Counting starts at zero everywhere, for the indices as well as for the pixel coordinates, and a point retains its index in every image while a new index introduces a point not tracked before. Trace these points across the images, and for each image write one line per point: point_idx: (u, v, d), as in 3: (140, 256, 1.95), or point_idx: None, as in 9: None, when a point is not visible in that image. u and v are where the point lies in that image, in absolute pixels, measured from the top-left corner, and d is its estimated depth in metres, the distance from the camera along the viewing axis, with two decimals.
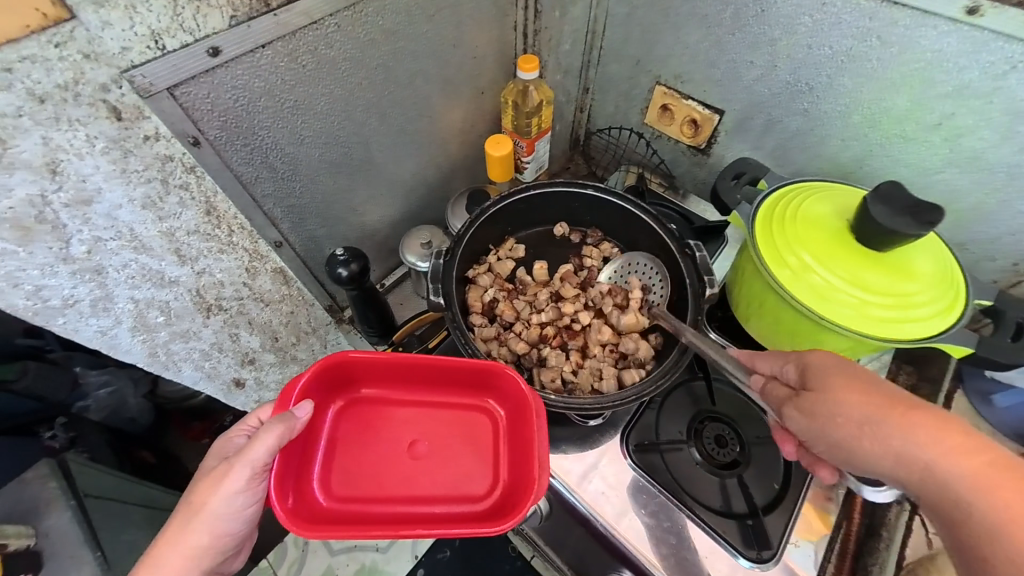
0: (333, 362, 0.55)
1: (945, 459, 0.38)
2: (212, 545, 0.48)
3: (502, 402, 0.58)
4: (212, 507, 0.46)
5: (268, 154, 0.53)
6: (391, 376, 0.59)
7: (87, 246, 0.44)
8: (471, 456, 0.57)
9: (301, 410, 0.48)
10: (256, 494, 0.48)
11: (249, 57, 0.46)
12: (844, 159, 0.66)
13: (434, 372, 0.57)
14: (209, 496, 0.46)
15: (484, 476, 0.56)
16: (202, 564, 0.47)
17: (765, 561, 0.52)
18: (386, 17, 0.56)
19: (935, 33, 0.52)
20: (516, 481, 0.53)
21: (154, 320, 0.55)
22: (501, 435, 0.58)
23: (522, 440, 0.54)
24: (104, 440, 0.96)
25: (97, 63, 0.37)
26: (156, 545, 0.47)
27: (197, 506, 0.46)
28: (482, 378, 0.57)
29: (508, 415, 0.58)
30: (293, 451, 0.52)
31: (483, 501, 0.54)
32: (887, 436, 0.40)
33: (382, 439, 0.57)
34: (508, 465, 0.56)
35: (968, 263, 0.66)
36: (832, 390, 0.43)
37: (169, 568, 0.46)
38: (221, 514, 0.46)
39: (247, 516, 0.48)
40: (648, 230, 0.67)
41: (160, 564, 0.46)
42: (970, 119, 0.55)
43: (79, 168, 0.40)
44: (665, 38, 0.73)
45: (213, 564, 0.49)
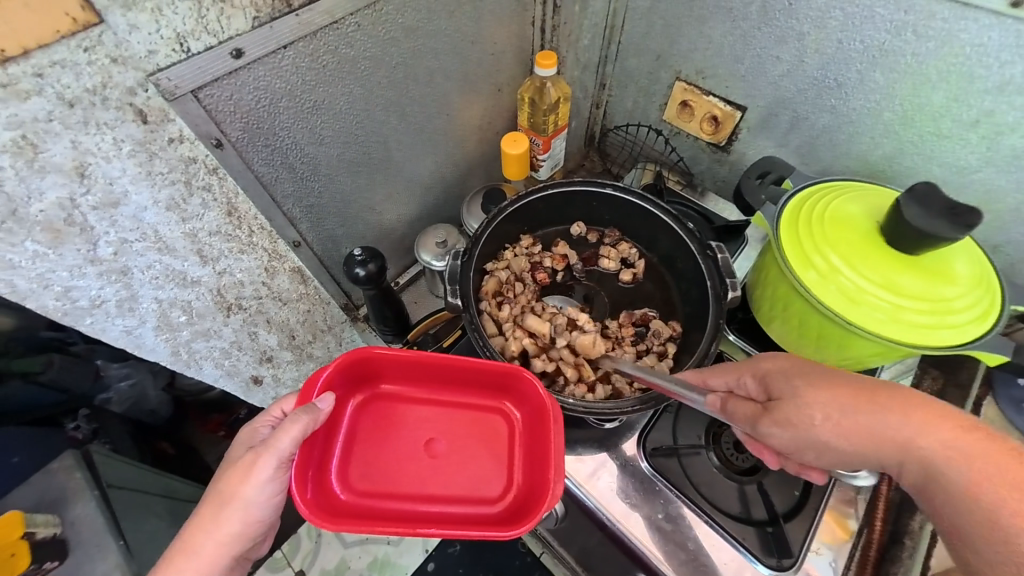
0: (356, 357, 0.55)
1: (915, 431, 0.40)
2: (245, 532, 0.48)
3: (520, 406, 0.58)
4: (244, 494, 0.46)
5: (289, 154, 0.53)
6: (411, 374, 0.59)
7: (114, 247, 0.45)
8: (486, 457, 0.57)
9: (325, 402, 0.49)
10: (284, 482, 0.48)
11: (272, 58, 0.46)
12: (873, 157, 0.64)
13: (454, 371, 0.57)
14: (239, 485, 0.46)
15: (499, 479, 0.55)
16: (234, 550, 0.48)
17: (785, 570, 0.51)
18: (406, 15, 0.55)
19: (976, 27, 0.50)
20: (532, 487, 0.52)
21: (177, 319, 0.55)
22: (517, 439, 0.57)
23: (540, 444, 0.54)
24: (127, 432, 0.96)
25: (125, 66, 0.37)
26: (188, 532, 0.47)
27: (228, 494, 0.46)
28: (502, 380, 0.57)
29: (526, 418, 0.57)
30: (313, 442, 0.53)
31: (497, 505, 0.53)
32: (859, 425, 0.41)
33: (399, 437, 0.57)
34: (523, 467, 0.55)
35: (1002, 265, 0.64)
36: (804, 391, 0.44)
37: (204, 553, 0.47)
38: (252, 502, 0.47)
39: (277, 503, 0.49)
40: (668, 230, 0.66)
41: (194, 550, 0.47)
42: (1011, 116, 0.53)
43: (107, 171, 0.40)
44: (688, 33, 0.71)
45: (246, 549, 0.50)
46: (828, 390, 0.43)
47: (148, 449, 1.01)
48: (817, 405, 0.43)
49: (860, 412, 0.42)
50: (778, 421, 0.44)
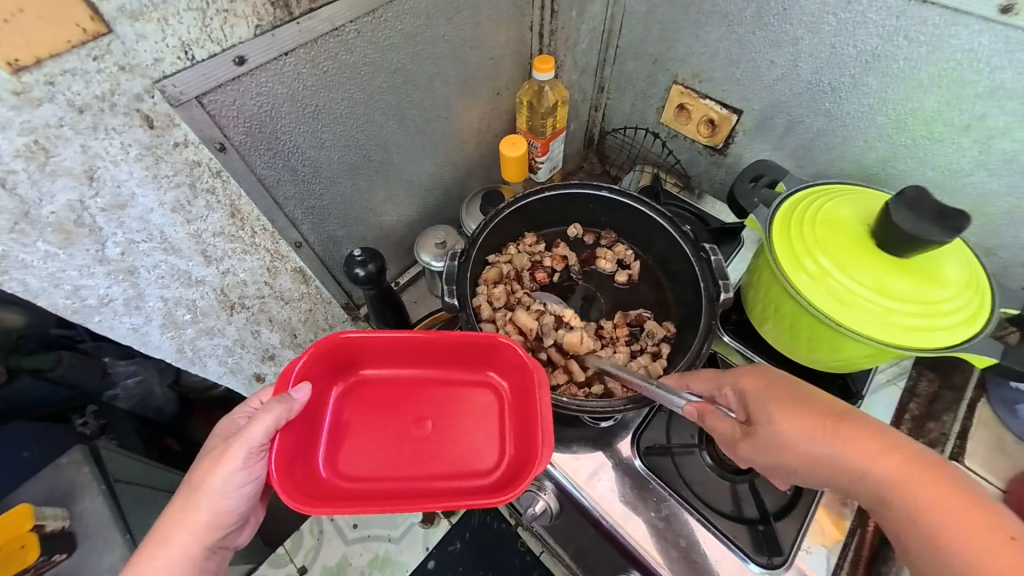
0: (333, 343, 0.56)
1: (879, 468, 0.39)
2: (214, 521, 0.49)
3: (505, 376, 0.59)
4: (212, 484, 0.48)
5: (290, 157, 0.55)
6: (394, 357, 0.60)
7: (121, 247, 0.46)
8: (477, 433, 0.58)
9: (299, 393, 0.50)
10: (255, 472, 0.49)
11: (274, 64, 0.47)
12: (868, 160, 0.65)
13: (437, 350, 0.59)
14: (209, 474, 0.48)
15: (491, 451, 0.57)
16: (206, 538, 0.49)
17: (776, 567, 0.52)
18: (405, 21, 0.56)
19: (967, 32, 0.50)
20: (523, 452, 0.54)
21: (182, 318, 0.57)
22: (506, 408, 0.59)
23: (527, 413, 0.55)
24: (133, 427, 0.94)
25: (132, 74, 0.39)
26: (161, 521, 0.49)
27: (198, 483, 0.48)
28: (482, 355, 0.59)
29: (512, 388, 0.59)
30: (298, 431, 0.54)
31: (492, 474, 0.55)
32: (822, 459, 0.41)
33: (389, 419, 0.59)
34: (513, 437, 0.57)
35: (996, 268, 0.64)
36: (774, 418, 0.43)
37: (175, 543, 0.48)
38: (220, 491, 0.48)
39: (246, 492, 0.50)
40: (663, 233, 0.67)
41: (166, 539, 0.48)
42: (1004, 120, 0.53)
43: (115, 174, 0.42)
44: (684, 36, 0.72)
45: (220, 538, 0.51)
46: (794, 421, 0.42)
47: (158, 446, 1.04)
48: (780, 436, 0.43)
49: (824, 447, 0.41)
50: (753, 444, 0.44)
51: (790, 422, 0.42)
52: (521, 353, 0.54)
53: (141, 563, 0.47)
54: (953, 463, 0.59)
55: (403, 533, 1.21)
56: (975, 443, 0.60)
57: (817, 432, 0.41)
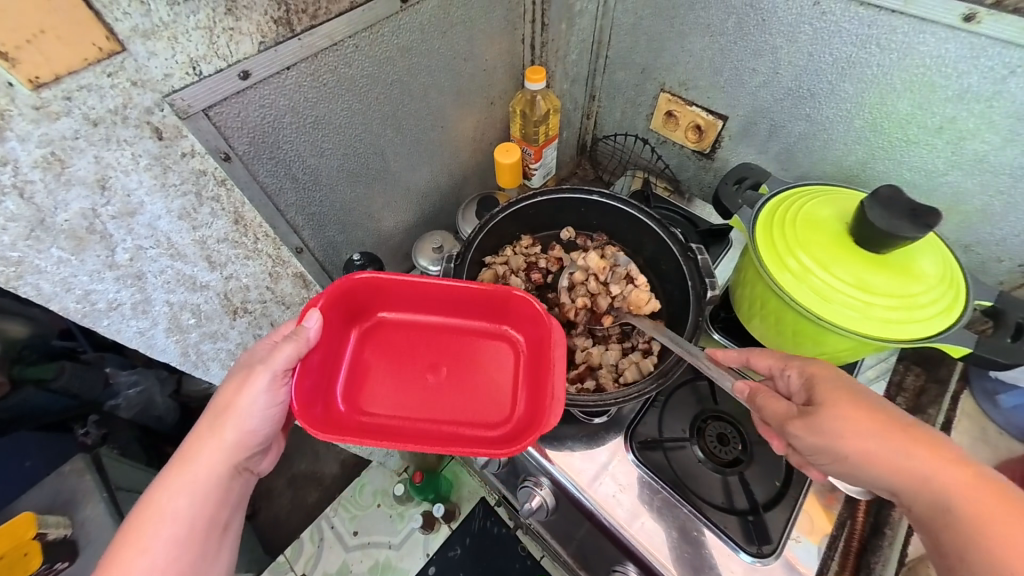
0: (351, 285, 0.57)
1: (937, 472, 0.41)
2: (241, 441, 0.50)
3: (521, 330, 0.62)
4: (239, 404, 0.49)
5: (292, 166, 0.57)
6: (413, 304, 0.62)
7: (130, 254, 0.48)
8: (490, 381, 0.61)
9: (311, 321, 0.52)
10: (278, 397, 0.51)
11: (276, 78, 0.50)
12: (848, 162, 0.67)
13: (456, 299, 0.61)
14: (235, 395, 0.49)
15: (504, 403, 0.59)
16: (233, 458, 0.50)
17: (766, 556, 0.53)
18: (400, 35, 0.59)
19: (935, 40, 0.53)
20: (535, 404, 0.56)
21: (187, 322, 0.59)
22: (521, 362, 0.61)
23: (542, 367, 0.57)
24: (133, 436, 1.03)
25: (143, 88, 0.41)
26: (186, 441, 0.50)
27: (225, 405, 0.49)
28: (502, 308, 0.60)
29: (526, 341, 0.61)
30: (318, 367, 0.56)
31: (504, 424, 0.57)
32: (882, 456, 0.42)
33: (407, 363, 0.61)
34: (525, 389, 0.60)
35: (975, 264, 0.66)
36: (837, 408, 0.44)
37: (202, 461, 0.49)
38: (247, 412, 0.50)
39: (271, 414, 0.52)
40: (653, 235, 0.69)
41: (191, 457, 0.49)
42: (973, 122, 0.55)
43: (125, 183, 0.44)
44: (670, 47, 0.74)
45: (245, 460, 0.52)
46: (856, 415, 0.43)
47: (155, 454, 1.08)
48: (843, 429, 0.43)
49: (884, 443, 0.42)
50: (806, 426, 0.44)
51: (854, 418, 0.43)
52: (537, 305, 0.57)
53: (167, 480, 0.48)
54: None
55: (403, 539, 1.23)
56: (959, 433, 0.62)
57: (881, 430, 0.42)
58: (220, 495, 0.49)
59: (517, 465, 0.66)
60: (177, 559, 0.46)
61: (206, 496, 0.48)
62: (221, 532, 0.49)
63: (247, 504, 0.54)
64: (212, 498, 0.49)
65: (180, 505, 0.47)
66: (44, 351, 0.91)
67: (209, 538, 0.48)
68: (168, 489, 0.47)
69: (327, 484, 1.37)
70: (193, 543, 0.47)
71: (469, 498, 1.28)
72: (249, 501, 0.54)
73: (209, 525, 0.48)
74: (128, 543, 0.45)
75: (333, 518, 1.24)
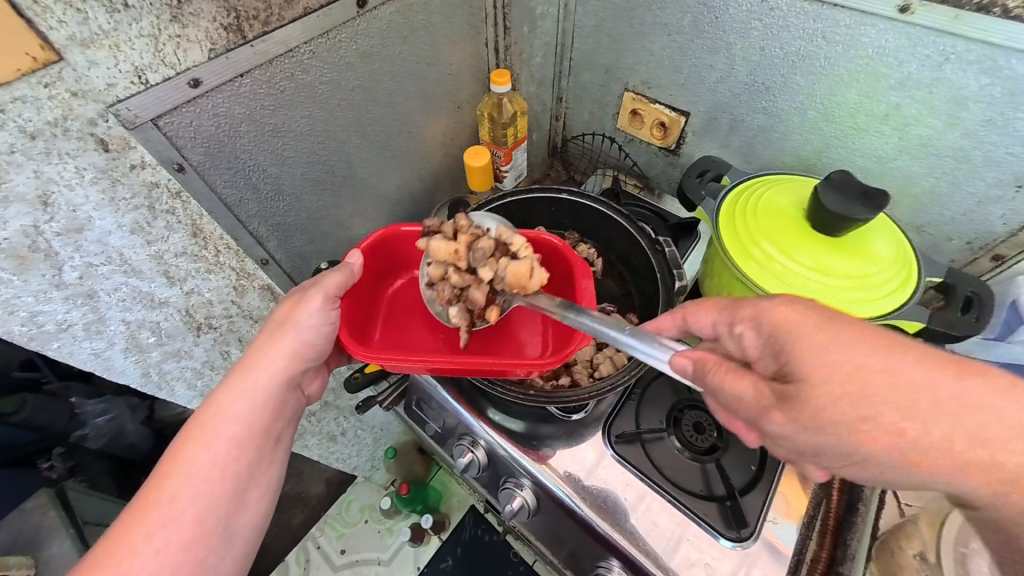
0: (388, 234, 0.62)
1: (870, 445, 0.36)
2: (299, 352, 0.53)
3: (544, 274, 0.67)
4: (297, 318, 0.52)
5: (252, 175, 0.55)
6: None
7: (79, 272, 0.46)
8: (519, 320, 0.66)
9: (353, 256, 0.56)
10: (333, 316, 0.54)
11: (230, 86, 0.48)
12: (804, 152, 0.69)
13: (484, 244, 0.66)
14: (294, 310, 0.52)
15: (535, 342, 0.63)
16: (292, 369, 0.53)
17: (745, 540, 0.54)
18: (360, 41, 0.59)
19: (875, 31, 0.55)
20: (564, 333, 0.60)
21: (146, 340, 0.57)
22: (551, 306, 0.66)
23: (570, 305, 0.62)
24: (104, 467, 1.03)
25: (85, 99, 0.40)
26: (249, 350, 0.52)
27: (285, 318, 0.52)
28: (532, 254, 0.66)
29: (551, 285, 0.67)
30: (358, 307, 0.61)
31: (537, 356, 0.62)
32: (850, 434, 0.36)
33: None
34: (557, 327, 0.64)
35: (928, 244, 0.68)
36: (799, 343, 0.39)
37: (263, 369, 0.51)
38: (304, 326, 0.52)
39: (325, 332, 0.54)
40: (622, 230, 0.71)
41: (255, 363, 0.51)
42: (915, 108, 0.58)
43: (70, 199, 0.43)
44: (630, 47, 0.76)
45: (299, 375, 0.55)
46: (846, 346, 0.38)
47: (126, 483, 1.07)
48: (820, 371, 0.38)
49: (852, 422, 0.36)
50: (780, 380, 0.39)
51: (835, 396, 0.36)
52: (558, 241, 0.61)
53: (230, 381, 0.50)
54: None
55: (392, 555, 1.23)
56: None
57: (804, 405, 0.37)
58: (276, 404, 0.52)
59: (497, 467, 0.66)
60: (235, 459, 0.49)
61: (266, 403, 0.51)
62: (274, 443, 0.53)
63: (297, 421, 0.58)
64: (269, 406, 0.52)
65: (242, 408, 0.50)
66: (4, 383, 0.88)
67: (264, 444, 0.51)
68: (229, 392, 0.50)
69: (313, 503, 1.33)
70: (249, 447, 0.50)
71: (459, 507, 1.27)
72: (298, 417, 0.58)
73: (265, 432, 0.51)
74: (192, 438, 0.47)
75: (319, 538, 1.26)
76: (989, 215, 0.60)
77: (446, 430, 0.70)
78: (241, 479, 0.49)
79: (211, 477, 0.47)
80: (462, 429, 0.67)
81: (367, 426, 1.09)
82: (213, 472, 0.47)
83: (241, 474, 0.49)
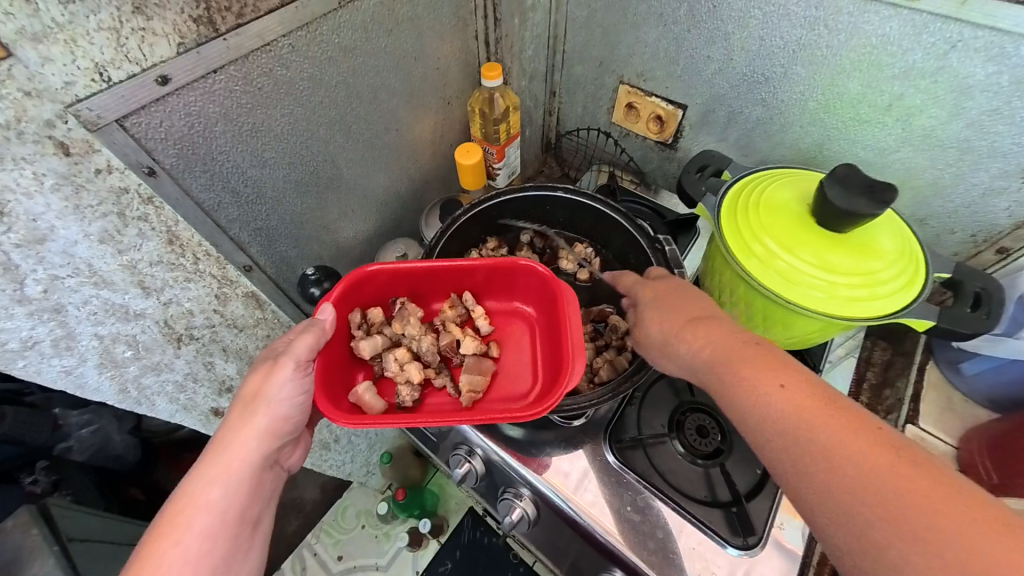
0: (356, 278, 0.59)
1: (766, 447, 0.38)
2: (273, 427, 0.50)
3: (530, 300, 0.66)
4: (269, 393, 0.50)
5: (230, 178, 0.52)
6: (422, 289, 0.65)
7: (43, 285, 0.43)
8: (507, 349, 0.66)
9: (324, 312, 0.54)
10: (305, 382, 0.52)
11: (202, 83, 0.45)
12: (804, 145, 0.68)
13: (464, 277, 0.64)
14: (264, 383, 0.50)
15: (524, 377, 0.63)
16: (267, 446, 0.50)
17: (751, 547, 0.53)
18: (342, 34, 0.56)
19: (878, 19, 0.53)
20: (552, 366, 0.60)
21: (122, 355, 0.53)
22: (537, 331, 0.65)
23: (554, 336, 0.61)
24: (89, 481, 1.00)
25: (40, 99, 0.36)
26: (217, 434, 0.49)
27: (255, 392, 0.50)
28: (515, 282, 0.64)
29: (537, 310, 0.66)
30: (340, 358, 0.59)
31: (528, 390, 0.61)
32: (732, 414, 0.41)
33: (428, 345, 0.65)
34: (544, 360, 0.63)
35: (930, 238, 0.67)
36: (649, 317, 0.51)
37: (235, 450, 0.48)
38: (276, 398, 0.50)
39: (299, 401, 0.52)
40: (619, 228, 0.69)
41: (223, 448, 0.48)
42: (919, 98, 0.56)
43: (29, 208, 0.39)
44: (624, 38, 0.74)
45: (276, 450, 0.52)
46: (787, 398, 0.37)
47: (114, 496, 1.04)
48: (757, 396, 0.38)
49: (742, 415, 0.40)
50: (647, 347, 0.51)
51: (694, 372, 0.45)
52: (538, 267, 0.60)
53: (202, 468, 0.47)
54: (909, 426, 0.63)
55: (391, 559, 1.21)
56: (926, 404, 0.65)
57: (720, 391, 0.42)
58: (253, 486, 0.49)
59: (495, 477, 0.64)
60: (210, 553, 0.45)
61: (240, 487, 0.48)
62: (253, 528, 0.49)
63: (278, 499, 0.53)
64: (244, 489, 0.48)
65: (214, 497, 0.46)
66: None
67: (240, 531, 0.47)
68: (201, 482, 0.47)
69: (307, 510, 1.31)
70: (224, 536, 0.46)
71: (457, 510, 1.25)
72: (279, 494, 0.54)
73: (242, 518, 0.47)
74: (160, 537, 0.44)
75: (315, 545, 1.23)
76: (993, 208, 0.59)
77: (440, 439, 0.68)
78: (217, 573, 0.45)
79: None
80: (458, 439, 0.65)
81: (361, 432, 1.06)
82: (184, 571, 0.43)
83: (216, 570, 0.45)
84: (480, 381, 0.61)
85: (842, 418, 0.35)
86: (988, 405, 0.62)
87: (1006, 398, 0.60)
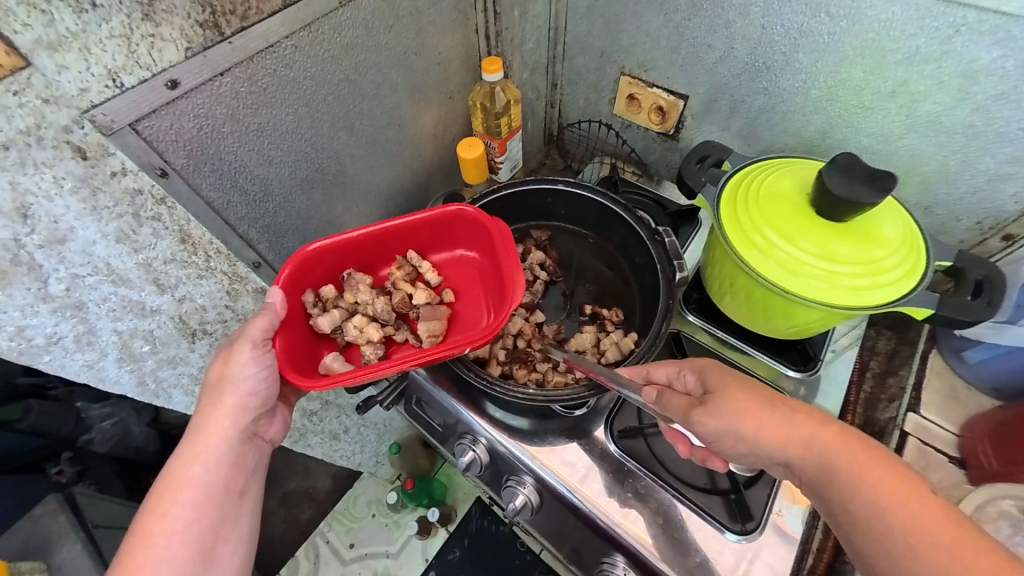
0: (302, 260, 0.60)
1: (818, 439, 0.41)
2: (243, 405, 0.53)
3: (473, 247, 0.69)
4: (232, 375, 0.52)
5: (238, 177, 0.54)
6: (371, 257, 0.67)
7: (65, 283, 0.45)
8: (461, 296, 0.69)
9: (273, 295, 0.56)
10: (267, 360, 0.54)
11: (209, 85, 0.46)
12: (808, 133, 0.67)
13: (408, 235, 0.67)
14: (225, 365, 0.52)
15: (480, 313, 0.67)
16: (242, 422, 0.53)
17: (750, 533, 0.54)
18: (344, 33, 0.56)
19: (881, 3, 0.53)
20: (500, 298, 0.63)
21: (140, 349, 0.56)
22: (481, 271, 0.69)
23: (497, 269, 0.65)
24: (112, 470, 1.04)
25: (57, 105, 0.38)
26: (194, 416, 0.52)
27: (218, 376, 0.52)
28: (451, 230, 0.68)
29: (481, 255, 0.69)
30: (301, 336, 0.61)
31: (487, 324, 0.65)
32: (763, 418, 0.42)
33: None
34: (492, 295, 0.66)
35: (936, 225, 0.67)
36: (733, 391, 0.44)
37: (211, 429, 0.52)
38: (240, 376, 0.53)
39: (265, 376, 0.54)
40: (620, 219, 0.69)
41: (200, 429, 0.52)
42: (924, 84, 0.55)
43: (50, 210, 0.41)
44: (626, 28, 0.73)
45: (251, 424, 0.55)
46: (889, 488, 0.37)
47: (135, 486, 1.08)
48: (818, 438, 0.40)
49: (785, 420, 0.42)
50: (709, 411, 0.43)
51: (744, 401, 0.43)
52: (472, 211, 0.64)
53: (183, 449, 0.51)
54: (910, 414, 0.64)
55: (400, 548, 1.25)
56: (929, 393, 0.65)
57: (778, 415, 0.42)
58: (233, 459, 0.53)
59: (498, 466, 0.66)
60: (196, 523, 0.49)
61: (221, 461, 0.52)
62: (239, 498, 0.52)
63: (264, 470, 0.57)
64: (225, 463, 0.52)
65: (197, 472, 0.50)
66: (8, 390, 0.90)
67: (225, 500, 0.51)
68: (182, 460, 0.50)
69: (320, 499, 1.34)
70: (210, 507, 0.50)
71: (466, 499, 1.28)
72: (265, 465, 0.57)
73: (226, 490, 0.51)
74: (149, 511, 0.48)
75: (328, 532, 1.27)
76: (1001, 193, 0.59)
77: (446, 429, 0.70)
78: (205, 539, 0.49)
79: (173, 544, 0.47)
80: (463, 428, 0.66)
81: (370, 423, 1.09)
82: (173, 538, 0.47)
83: (205, 535, 0.49)
84: (437, 328, 0.65)
85: (896, 484, 0.37)
86: (993, 392, 0.63)
87: (1010, 386, 0.61)
